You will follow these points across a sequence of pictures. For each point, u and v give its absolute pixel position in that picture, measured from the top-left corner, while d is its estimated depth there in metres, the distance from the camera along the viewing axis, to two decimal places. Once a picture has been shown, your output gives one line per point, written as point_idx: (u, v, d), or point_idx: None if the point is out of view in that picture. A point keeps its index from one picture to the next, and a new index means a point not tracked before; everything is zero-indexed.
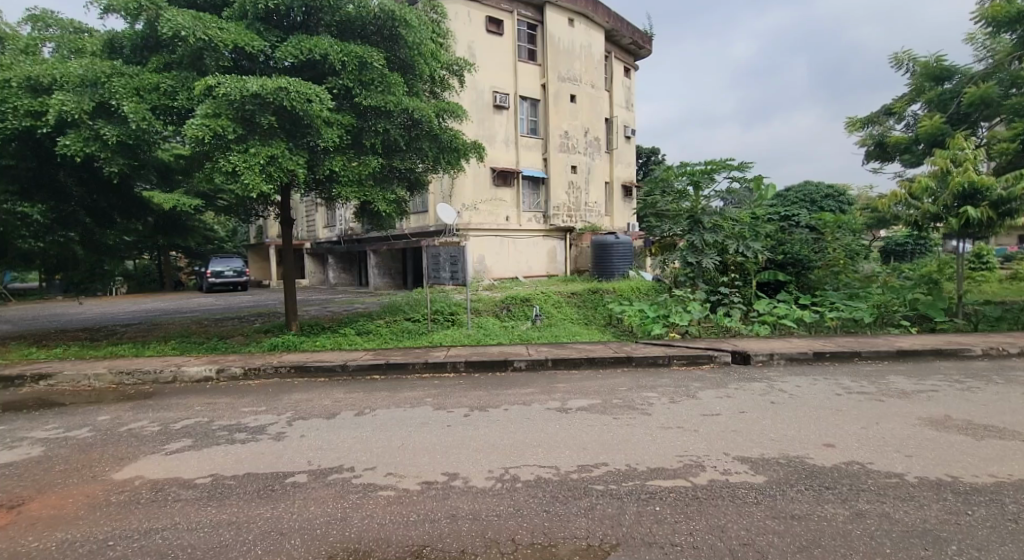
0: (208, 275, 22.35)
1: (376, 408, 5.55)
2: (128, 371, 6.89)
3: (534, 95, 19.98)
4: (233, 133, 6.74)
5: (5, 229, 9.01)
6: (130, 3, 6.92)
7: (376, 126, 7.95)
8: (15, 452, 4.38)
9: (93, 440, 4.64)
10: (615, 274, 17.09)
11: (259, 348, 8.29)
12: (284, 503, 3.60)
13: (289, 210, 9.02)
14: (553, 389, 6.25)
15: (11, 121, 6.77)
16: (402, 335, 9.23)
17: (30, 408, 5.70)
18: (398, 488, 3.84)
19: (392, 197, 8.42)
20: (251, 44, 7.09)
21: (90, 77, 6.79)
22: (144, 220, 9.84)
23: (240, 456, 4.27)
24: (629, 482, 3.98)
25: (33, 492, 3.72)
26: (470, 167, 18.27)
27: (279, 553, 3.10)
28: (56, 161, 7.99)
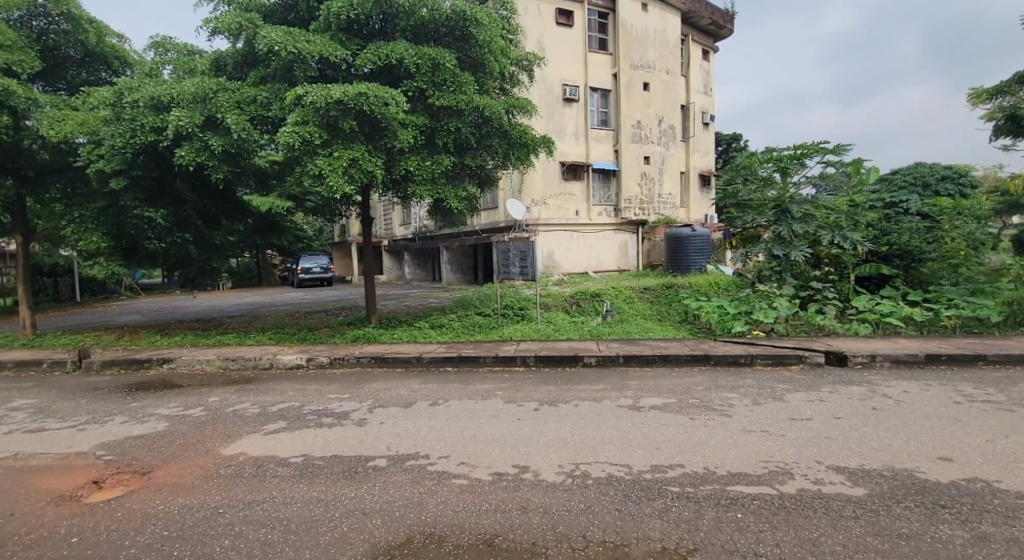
0: (299, 271, 24.19)
1: (450, 398, 5.74)
2: (232, 357, 7.67)
3: (605, 85, 19.50)
4: (319, 138, 7.22)
5: (137, 232, 10.29)
6: (233, 24, 7.59)
7: (448, 126, 8.18)
8: (145, 426, 5.04)
9: (204, 418, 5.22)
10: (691, 269, 16.33)
11: (342, 339, 8.86)
12: (367, 485, 3.84)
13: (368, 209, 9.50)
14: (625, 386, 6.11)
15: (140, 136, 7.71)
16: (474, 329, 9.44)
17: (154, 388, 6.50)
18: (470, 477, 3.96)
19: (463, 195, 8.65)
20: (334, 53, 7.58)
21: (200, 93, 7.53)
22: (244, 220, 10.88)
23: (329, 439, 4.61)
24: (707, 485, 3.83)
25: (160, 461, 4.25)
26: (540, 163, 18.24)
27: (362, 531, 3.32)
28: (174, 170, 9.02)
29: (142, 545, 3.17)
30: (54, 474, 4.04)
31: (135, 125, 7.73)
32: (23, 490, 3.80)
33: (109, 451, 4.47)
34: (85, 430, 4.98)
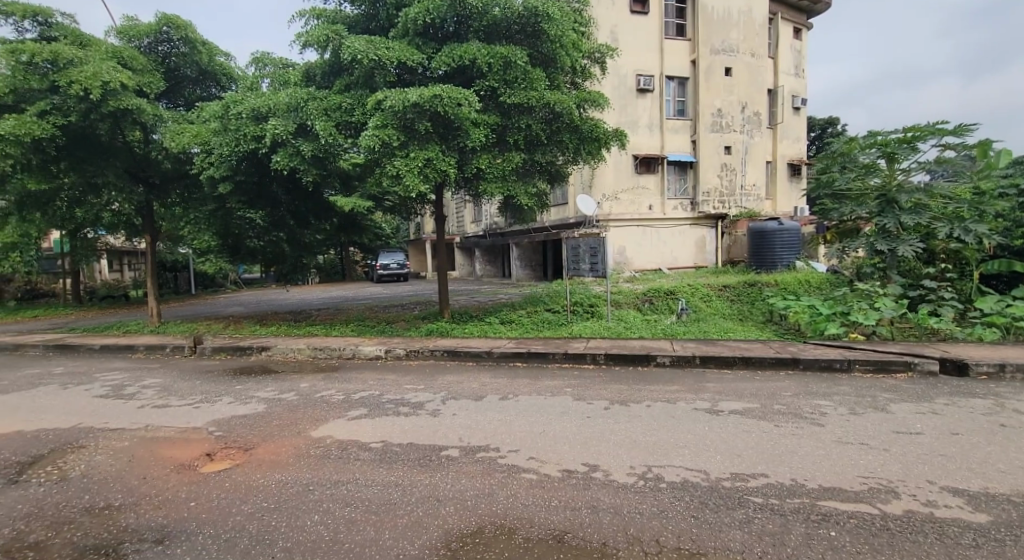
0: (378, 267, 25.53)
1: (519, 393, 5.80)
2: (320, 347, 8.29)
3: (681, 73, 18.69)
4: (397, 140, 7.56)
5: (240, 232, 11.43)
6: (321, 37, 8.02)
7: (519, 123, 8.24)
8: (247, 407, 5.59)
9: (296, 402, 5.70)
10: (778, 266, 15.06)
11: (417, 332, 9.23)
12: (442, 473, 3.99)
13: (442, 208, 9.83)
14: (702, 388, 5.84)
15: (243, 144, 8.48)
16: (542, 325, 9.44)
17: (255, 373, 7.19)
18: (539, 472, 3.98)
19: (533, 191, 8.66)
20: (411, 58, 7.90)
21: (293, 103, 8.23)
22: (331, 220, 11.74)
23: (406, 427, 4.86)
24: (795, 498, 3.56)
25: (260, 439, 4.70)
26: (611, 159, 18.01)
27: (435, 516, 3.46)
28: (271, 175, 9.90)
29: (247, 514, 3.53)
30: (176, 445, 4.61)
31: (239, 134, 8.51)
32: (153, 457, 4.38)
33: (219, 428, 5.01)
34: (200, 408, 5.63)
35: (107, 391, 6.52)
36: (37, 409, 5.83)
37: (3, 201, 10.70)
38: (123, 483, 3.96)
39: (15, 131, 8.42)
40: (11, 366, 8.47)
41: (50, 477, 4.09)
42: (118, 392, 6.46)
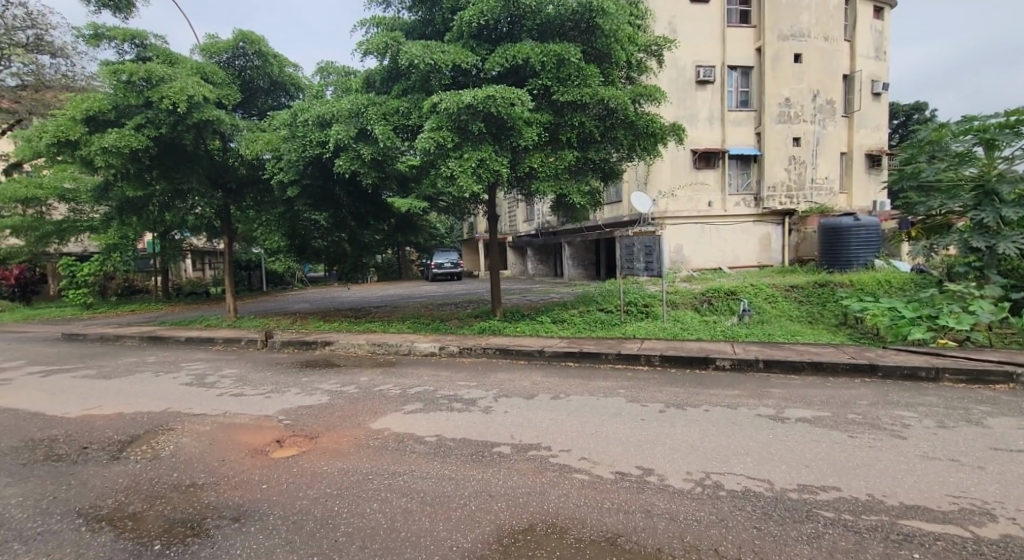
0: (433, 266, 26.08)
1: (571, 393, 5.79)
2: (379, 343, 8.65)
3: (746, 62, 17.87)
4: (451, 142, 7.70)
5: (306, 232, 12.12)
6: (380, 43, 8.27)
7: (573, 121, 8.21)
8: (312, 398, 5.94)
9: (357, 395, 5.98)
10: (852, 263, 13.93)
11: (470, 330, 9.38)
12: (493, 469, 4.05)
13: (495, 207, 9.92)
14: (767, 394, 5.54)
15: (310, 150, 8.98)
16: (595, 325, 9.29)
17: (319, 366, 7.60)
18: (591, 473, 3.94)
19: (587, 189, 8.58)
20: (466, 60, 8.00)
21: (353, 109, 8.48)
22: (389, 220, 12.44)
23: (459, 422, 4.97)
24: (871, 515, 3.30)
25: (324, 428, 4.96)
26: (668, 153, 17.54)
27: (487, 511, 3.51)
28: (334, 179, 10.60)
29: (312, 498, 3.75)
30: (251, 431, 4.96)
31: (306, 140, 8.99)
32: (231, 442, 4.74)
33: (288, 416, 5.35)
34: (271, 398, 6.03)
35: (192, 379, 7.12)
36: (132, 394, 6.46)
37: (107, 207, 11.88)
38: (204, 464, 4.32)
39: (116, 144, 9.36)
40: (115, 355, 9.43)
41: (145, 455, 4.53)
42: (200, 381, 7.04)
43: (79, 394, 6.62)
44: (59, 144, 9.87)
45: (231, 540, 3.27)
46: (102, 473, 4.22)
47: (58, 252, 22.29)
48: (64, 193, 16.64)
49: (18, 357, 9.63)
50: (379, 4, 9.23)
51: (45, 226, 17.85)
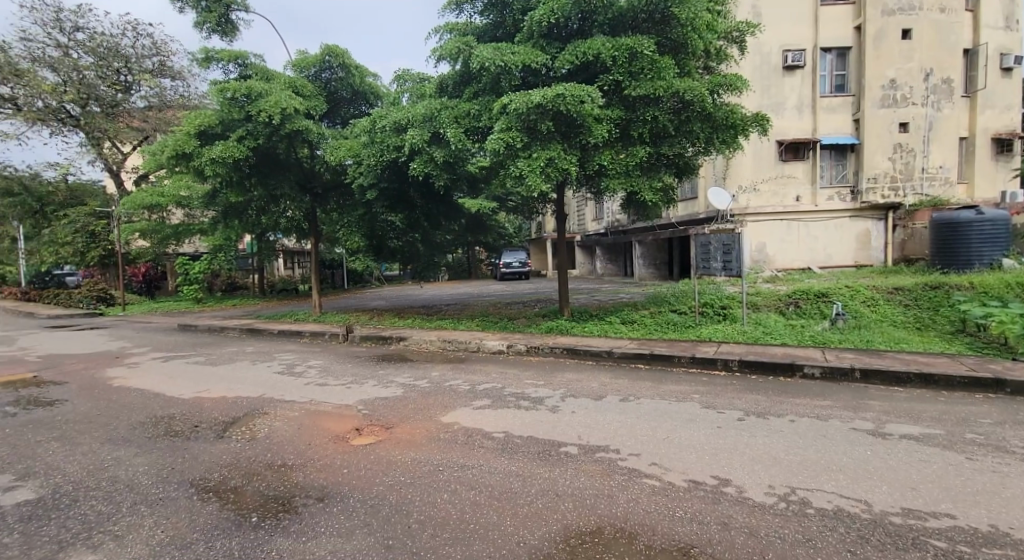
0: (502, 266, 26.32)
1: (640, 396, 5.65)
2: (450, 340, 8.94)
3: (842, 43, 16.42)
4: (521, 142, 7.76)
5: (383, 233, 13.18)
6: (453, 49, 8.32)
7: (645, 115, 7.96)
8: (388, 390, 6.28)
9: (428, 389, 6.26)
10: (972, 265, 12.32)
11: (537, 329, 9.40)
12: (560, 468, 4.04)
13: (563, 206, 9.84)
14: (864, 407, 5.07)
15: (387, 154, 9.59)
16: (667, 327, 8.94)
17: (394, 361, 8.01)
18: (663, 480, 3.80)
19: (660, 186, 8.33)
20: (536, 60, 8.01)
21: (427, 113, 8.85)
22: (459, 219, 13.04)
23: (525, 421, 5.02)
24: (994, 549, 2.91)
25: (398, 420, 5.21)
26: (748, 146, 16.52)
27: (553, 511, 3.48)
28: (408, 181, 11.26)
29: (387, 484, 3.95)
30: (334, 419, 5.33)
31: (384, 145, 9.55)
32: (316, 427, 5.11)
33: (366, 407, 5.68)
34: (351, 388, 6.45)
35: (283, 368, 7.77)
36: (233, 381, 7.17)
37: (215, 211, 13.18)
38: (294, 447, 4.69)
39: (223, 155, 10.34)
40: (222, 344, 10.49)
41: (245, 436, 5.00)
42: (291, 370, 7.67)
43: (193, 379, 7.43)
44: (176, 158, 11.10)
45: (315, 519, 3.53)
46: (210, 449, 4.72)
47: (173, 252, 25.03)
48: (180, 200, 18.68)
49: (147, 344, 10.97)
50: (453, 10, 9.43)
51: (164, 230, 20.48)
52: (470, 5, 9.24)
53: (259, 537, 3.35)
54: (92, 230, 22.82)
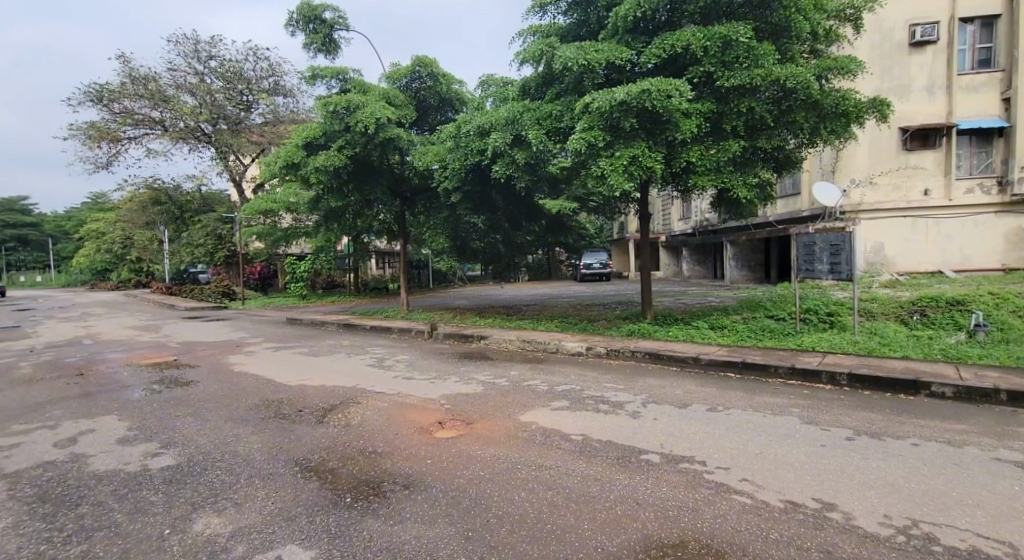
0: (582, 267, 26.09)
1: (731, 406, 5.36)
2: (528, 340, 8.98)
3: (988, 12, 14.76)
4: (603, 141, 7.63)
5: (467, 234, 14.01)
6: (536, 51, 8.34)
7: (740, 106, 7.62)
8: (470, 387, 6.40)
9: (508, 388, 6.31)
10: None
11: (619, 332, 9.20)
12: (640, 476, 3.91)
13: (647, 206, 9.56)
14: (1006, 434, 4.51)
15: (470, 157, 9.85)
16: (763, 333, 8.42)
17: (475, 359, 8.17)
18: (755, 497, 3.56)
19: (755, 182, 7.98)
20: (621, 56, 7.83)
21: (510, 116, 8.94)
22: (540, 221, 13.03)
23: (605, 425, 4.92)
24: None
25: (477, 417, 5.27)
26: (862, 135, 15.29)
27: (634, 520, 3.36)
28: (491, 184, 11.42)
29: (466, 478, 4.01)
30: (417, 412, 5.49)
31: (468, 149, 9.81)
32: (402, 419, 5.30)
33: (448, 402, 5.81)
34: (435, 383, 6.64)
35: (373, 362, 8.15)
36: (330, 371, 7.63)
37: (315, 215, 14.06)
38: (382, 436, 4.89)
39: (324, 164, 11.07)
40: (319, 338, 11.18)
41: (340, 422, 5.30)
42: (380, 363, 8.04)
43: (293, 368, 7.98)
44: (286, 167, 11.90)
45: (401, 505, 3.65)
46: (311, 432, 5.04)
47: (284, 252, 27.18)
48: (289, 206, 20.19)
49: (256, 335, 11.94)
50: (536, 12, 9.45)
51: (276, 233, 22.13)
52: (555, 6, 9.19)
53: (351, 516, 3.51)
54: (219, 233, 25.63)
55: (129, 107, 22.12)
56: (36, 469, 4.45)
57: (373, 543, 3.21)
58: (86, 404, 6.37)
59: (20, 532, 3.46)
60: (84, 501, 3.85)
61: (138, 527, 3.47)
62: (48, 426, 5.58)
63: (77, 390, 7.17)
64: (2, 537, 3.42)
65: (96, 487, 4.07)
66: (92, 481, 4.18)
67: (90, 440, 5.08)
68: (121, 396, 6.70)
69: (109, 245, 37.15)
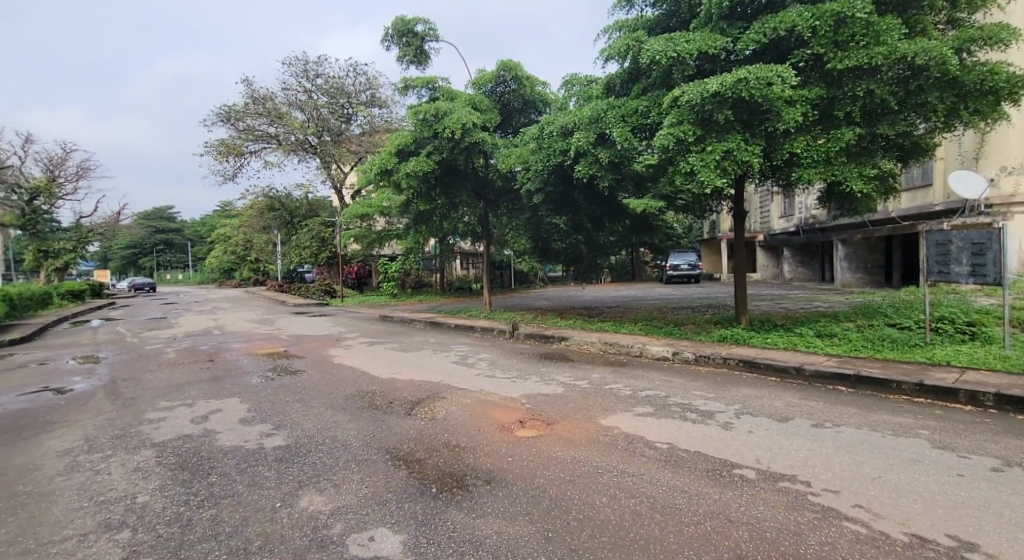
0: (669, 268, 25.28)
1: (840, 423, 4.95)
2: (611, 342, 8.81)
3: None
4: (693, 136, 7.33)
5: (548, 235, 14.02)
6: (621, 47, 8.16)
7: (857, 89, 7.06)
8: (551, 388, 6.37)
9: (590, 390, 6.22)
10: None
11: (709, 337, 8.80)
12: (733, 492, 3.68)
13: (742, 203, 9.08)
14: None
15: (553, 158, 9.84)
16: (880, 343, 7.69)
17: (555, 359, 8.12)
18: (871, 526, 3.23)
19: (872, 173, 7.36)
20: (714, 45, 7.49)
21: (594, 114, 8.82)
22: (626, 220, 12.71)
23: (693, 434, 4.71)
24: None
25: (558, 418, 5.23)
26: (1020, 113, 13.40)
27: (728, 538, 3.16)
28: (574, 184, 11.36)
29: (547, 478, 3.98)
30: (499, 410, 5.55)
31: (551, 150, 9.84)
32: (484, 416, 5.38)
33: (529, 402, 5.82)
34: (517, 382, 6.69)
35: (458, 359, 8.34)
36: (419, 366, 7.90)
37: (405, 219, 14.64)
38: (465, 431, 4.97)
39: (414, 169, 11.53)
40: (408, 335, 11.61)
41: (427, 416, 5.44)
42: (464, 361, 8.21)
43: (387, 362, 8.34)
44: (379, 174, 12.46)
45: (483, 500, 3.68)
46: (401, 424, 5.23)
47: (379, 253, 28.56)
48: (382, 211, 21.21)
49: (352, 330, 12.64)
50: (623, 7, 9.28)
51: (371, 235, 23.28)
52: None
53: (437, 506, 3.59)
54: (322, 236, 27.11)
55: (250, 124, 24.13)
56: (177, 440, 4.97)
57: (457, 534, 3.26)
58: (214, 387, 7.04)
59: (164, 495, 3.86)
60: (213, 471, 4.24)
61: (255, 498, 3.76)
62: (185, 404, 6.22)
63: (208, 373, 7.95)
64: (151, 497, 3.84)
65: (223, 460, 4.47)
66: (219, 454, 4.60)
67: (218, 418, 5.59)
68: (243, 380, 7.34)
69: (233, 247, 41.01)
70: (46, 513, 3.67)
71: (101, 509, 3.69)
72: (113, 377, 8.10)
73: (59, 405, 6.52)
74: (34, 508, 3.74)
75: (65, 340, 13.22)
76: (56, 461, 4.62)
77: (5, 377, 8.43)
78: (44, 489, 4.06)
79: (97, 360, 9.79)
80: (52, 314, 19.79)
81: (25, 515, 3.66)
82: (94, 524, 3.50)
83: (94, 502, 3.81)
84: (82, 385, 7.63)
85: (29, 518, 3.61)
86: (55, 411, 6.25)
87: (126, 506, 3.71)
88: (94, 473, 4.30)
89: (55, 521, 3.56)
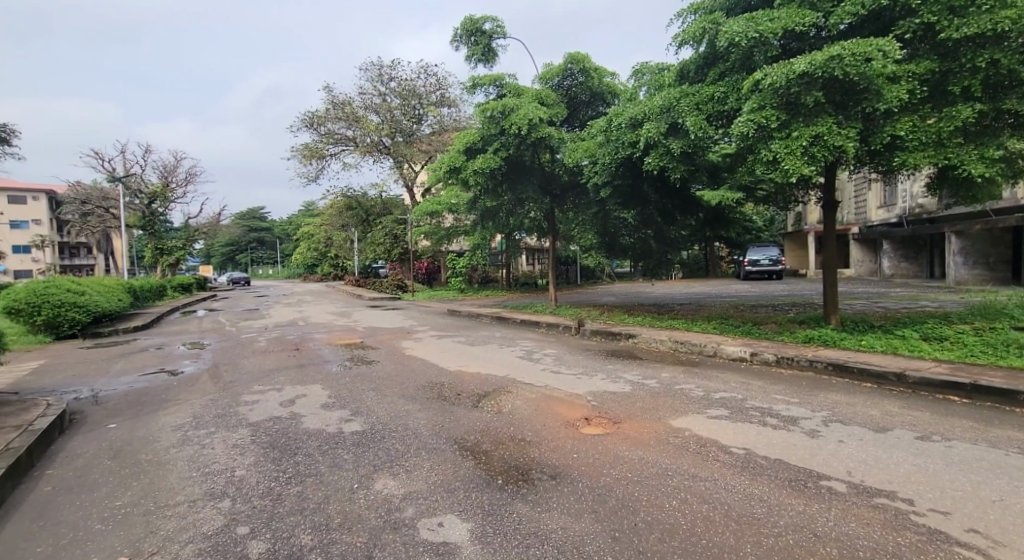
0: (746, 263, 24.15)
1: (949, 437, 4.51)
2: (682, 341, 8.51)
3: None
4: (776, 121, 6.95)
5: (616, 229, 13.74)
6: (696, 31, 7.87)
7: (977, 59, 6.40)
8: (617, 386, 6.24)
9: (659, 389, 6.04)
10: None
11: (793, 337, 8.29)
12: (820, 505, 3.44)
13: (831, 192, 8.48)
14: None
15: (622, 151, 9.62)
16: (1002, 349, 6.93)
17: (624, 357, 7.95)
18: (986, 553, 2.92)
19: (996, 154, 6.61)
20: (802, 22, 7.04)
21: (665, 104, 8.54)
22: (700, 213, 12.20)
23: (773, 440, 4.45)
24: None
25: (625, 417, 5.11)
26: None
27: (817, 553, 2.96)
28: (643, 177, 11.07)
29: (615, 477, 3.89)
30: (564, 406, 5.51)
31: (619, 142, 9.61)
32: (551, 411, 5.35)
33: (595, 399, 5.74)
34: (583, 379, 6.60)
35: (524, 353, 8.38)
36: (488, 360, 7.98)
37: (473, 215, 14.86)
38: (531, 426, 4.95)
39: (482, 166, 11.68)
40: (476, 329, 11.76)
41: (494, 409, 5.48)
42: (531, 356, 8.21)
43: (456, 355, 8.49)
44: (448, 172, 12.70)
45: (550, 495, 3.65)
46: (468, 415, 5.30)
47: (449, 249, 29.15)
48: (451, 207, 21.58)
49: (425, 324, 12.98)
50: None
51: (440, 231, 23.81)
52: None
53: (504, 497, 3.60)
54: (395, 233, 28.04)
55: (331, 129, 25.29)
56: (268, 421, 5.29)
57: (523, 526, 3.25)
58: (300, 373, 7.46)
59: (259, 470, 4.11)
60: (299, 452, 4.47)
61: (336, 479, 3.92)
62: (275, 388, 6.61)
63: (293, 361, 8.44)
64: (248, 472, 4.10)
65: (307, 441, 4.70)
66: (304, 436, 4.84)
67: (303, 402, 5.90)
68: (324, 368, 7.72)
69: (315, 245, 43.31)
70: (163, 480, 4.00)
71: (207, 480, 3.97)
72: (215, 361, 8.78)
73: (171, 385, 7.14)
74: (153, 474, 4.10)
75: (174, 328, 14.51)
76: (170, 434, 5.04)
77: (128, 359, 9.37)
78: (160, 458, 4.44)
79: (201, 346, 10.66)
80: (165, 304, 21.78)
81: (146, 480, 4.01)
82: (201, 492, 3.77)
83: (201, 472, 4.11)
84: (189, 368, 8.34)
85: (149, 483, 3.95)
86: (167, 390, 6.84)
87: (227, 478, 3.98)
88: (200, 446, 4.65)
89: (170, 487, 3.87)
